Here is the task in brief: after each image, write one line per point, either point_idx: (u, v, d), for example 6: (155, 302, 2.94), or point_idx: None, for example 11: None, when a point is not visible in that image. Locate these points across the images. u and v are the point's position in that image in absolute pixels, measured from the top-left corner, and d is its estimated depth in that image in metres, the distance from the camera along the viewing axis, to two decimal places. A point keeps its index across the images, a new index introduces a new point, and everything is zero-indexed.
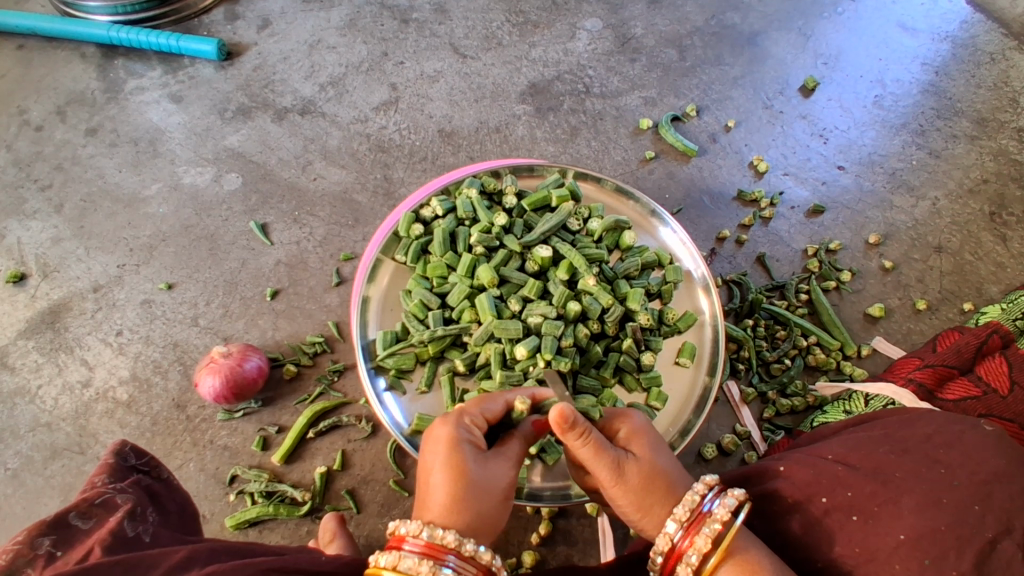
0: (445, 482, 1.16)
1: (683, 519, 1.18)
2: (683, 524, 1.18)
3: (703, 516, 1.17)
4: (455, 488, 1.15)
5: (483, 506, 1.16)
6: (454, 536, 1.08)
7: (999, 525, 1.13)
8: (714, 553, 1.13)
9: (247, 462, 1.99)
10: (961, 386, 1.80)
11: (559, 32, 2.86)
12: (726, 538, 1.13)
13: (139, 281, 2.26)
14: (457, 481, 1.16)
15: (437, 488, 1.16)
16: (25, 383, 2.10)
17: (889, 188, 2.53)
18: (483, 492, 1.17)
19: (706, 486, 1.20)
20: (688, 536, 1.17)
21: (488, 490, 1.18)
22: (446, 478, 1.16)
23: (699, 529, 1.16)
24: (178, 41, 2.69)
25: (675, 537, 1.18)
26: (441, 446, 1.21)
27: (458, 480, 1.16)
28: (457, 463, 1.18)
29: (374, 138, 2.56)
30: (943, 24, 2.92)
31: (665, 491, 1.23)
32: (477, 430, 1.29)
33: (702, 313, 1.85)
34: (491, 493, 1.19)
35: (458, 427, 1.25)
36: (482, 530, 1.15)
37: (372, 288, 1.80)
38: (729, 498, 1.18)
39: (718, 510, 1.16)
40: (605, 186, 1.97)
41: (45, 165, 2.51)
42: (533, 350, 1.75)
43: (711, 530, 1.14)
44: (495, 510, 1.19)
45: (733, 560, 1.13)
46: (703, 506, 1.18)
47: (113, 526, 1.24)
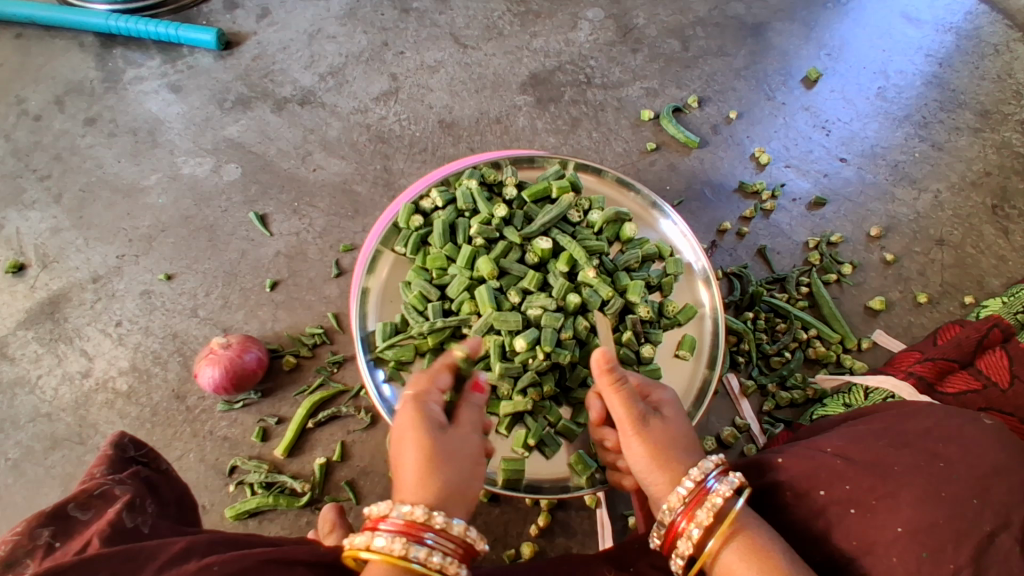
0: (414, 461, 1.17)
1: (686, 495, 1.19)
2: (685, 503, 1.18)
3: (704, 492, 1.18)
4: (424, 468, 1.16)
5: (463, 475, 1.19)
6: (424, 512, 1.08)
7: (997, 518, 1.12)
8: (715, 529, 1.15)
9: (247, 453, 1.99)
10: (960, 379, 1.80)
11: (560, 22, 2.84)
12: (727, 518, 1.15)
13: (139, 271, 2.26)
14: (425, 463, 1.16)
15: (408, 466, 1.17)
16: (24, 373, 2.11)
17: (891, 180, 2.52)
18: (457, 460, 1.19)
19: (709, 468, 1.20)
20: (689, 514, 1.17)
21: (464, 459, 1.20)
22: (414, 463, 1.16)
23: (701, 503, 1.17)
24: (176, 30, 2.67)
25: (676, 515, 1.19)
26: (404, 420, 1.24)
27: (428, 456, 1.17)
28: (427, 445, 1.18)
29: (374, 128, 2.55)
30: (948, 16, 2.90)
31: (678, 453, 1.27)
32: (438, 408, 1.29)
33: (702, 306, 1.85)
34: (459, 462, 1.20)
35: (421, 409, 1.25)
36: (456, 494, 1.16)
37: (371, 280, 1.79)
38: (730, 477, 1.19)
39: (721, 487, 1.18)
40: (606, 177, 1.94)
41: (44, 155, 2.50)
42: (533, 342, 1.75)
43: (714, 505, 1.16)
44: (469, 476, 1.20)
45: (735, 538, 1.14)
46: (706, 483, 1.19)
47: (112, 517, 1.23)
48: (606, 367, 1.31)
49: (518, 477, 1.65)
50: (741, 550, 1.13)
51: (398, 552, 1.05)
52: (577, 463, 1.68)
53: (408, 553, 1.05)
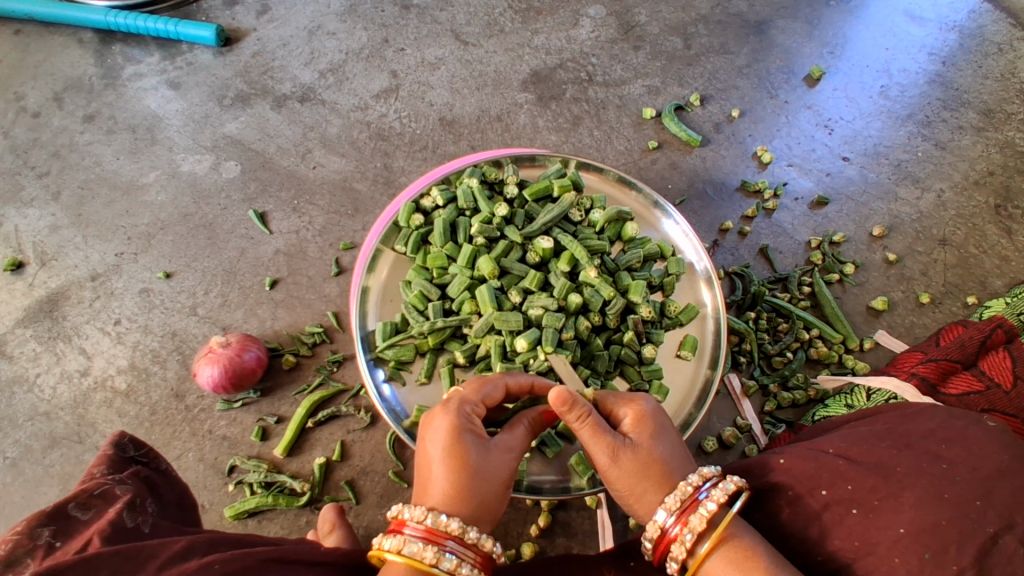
0: (447, 470, 1.13)
1: (677, 502, 1.17)
2: (676, 511, 1.17)
3: (696, 501, 1.17)
4: (456, 480, 1.13)
5: (496, 494, 1.17)
6: (460, 526, 1.08)
7: (1000, 520, 1.11)
8: (705, 537, 1.13)
9: (246, 452, 1.99)
10: (964, 380, 1.80)
11: (562, 19, 2.82)
12: (719, 525, 1.14)
13: (138, 269, 2.25)
14: (458, 475, 1.13)
15: (437, 473, 1.14)
16: (23, 372, 2.10)
17: (894, 179, 2.51)
18: (496, 478, 1.17)
19: (701, 477, 1.19)
20: (680, 523, 1.16)
21: (502, 480, 1.18)
22: (447, 473, 1.13)
23: (693, 510, 1.16)
24: (176, 27, 2.65)
25: (666, 523, 1.17)
26: (441, 423, 1.20)
27: (461, 470, 1.13)
28: (460, 457, 1.15)
29: (375, 125, 2.54)
30: (952, 14, 2.88)
31: (655, 482, 1.21)
32: (478, 420, 1.25)
33: (704, 306, 1.84)
34: (493, 483, 1.16)
35: (459, 417, 1.21)
36: (486, 513, 1.14)
37: (371, 279, 1.78)
38: (723, 484, 1.18)
39: (713, 494, 1.16)
40: (607, 175, 1.93)
41: (42, 152, 2.49)
42: (534, 342, 1.75)
43: (705, 511, 1.14)
44: (498, 496, 1.18)
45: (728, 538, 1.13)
46: (698, 491, 1.18)
47: (112, 517, 1.22)
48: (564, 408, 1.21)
49: (517, 477, 1.65)
50: (731, 553, 1.11)
51: (422, 560, 1.04)
52: (577, 464, 1.68)
53: (437, 563, 1.04)
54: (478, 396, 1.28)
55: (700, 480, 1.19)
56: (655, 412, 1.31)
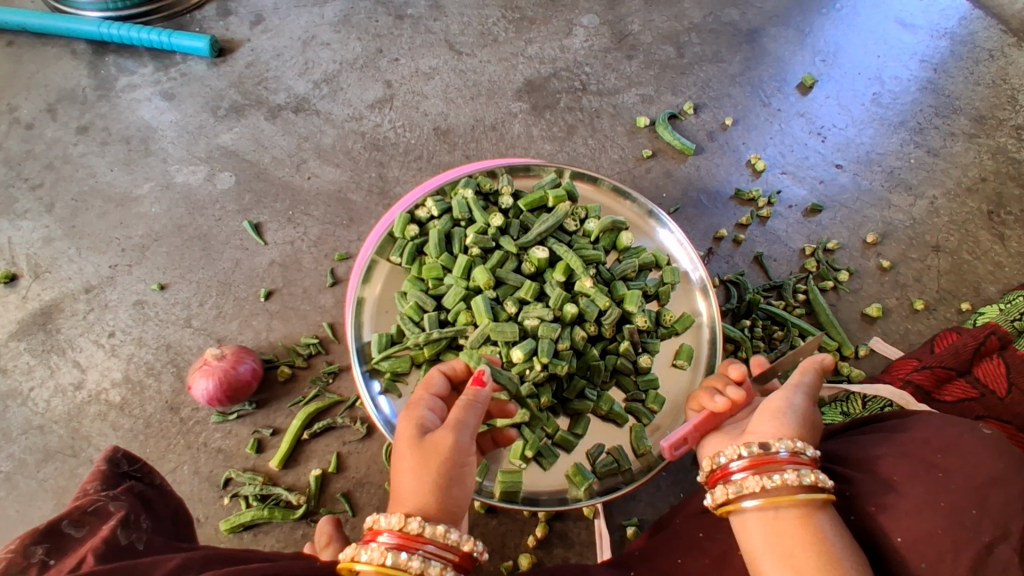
0: (399, 472, 1.18)
1: (761, 454, 1.16)
2: (753, 458, 1.16)
3: (778, 464, 1.14)
4: (407, 475, 1.16)
5: (435, 470, 1.15)
6: (399, 518, 1.08)
7: (996, 529, 1.10)
8: (762, 495, 1.12)
9: (241, 465, 1.98)
10: (959, 388, 1.82)
11: (556, 29, 2.83)
12: (783, 496, 1.11)
13: (132, 281, 2.24)
14: (407, 470, 1.16)
15: (395, 477, 1.18)
16: (16, 385, 2.09)
17: (887, 186, 2.52)
18: (431, 454, 1.17)
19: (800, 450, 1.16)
20: (750, 472, 1.15)
21: (437, 454, 1.17)
22: (401, 474, 1.17)
23: (768, 472, 1.13)
24: (169, 38, 2.65)
25: (738, 458, 1.18)
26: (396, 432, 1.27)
27: (407, 464, 1.17)
28: (404, 453, 1.19)
29: (369, 135, 2.54)
30: (942, 21, 2.90)
31: (797, 426, 1.23)
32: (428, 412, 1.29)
33: (699, 315, 1.85)
34: (439, 460, 1.16)
35: (405, 418, 1.27)
36: (442, 494, 1.14)
37: (366, 290, 1.78)
38: (809, 475, 1.12)
39: (796, 474, 1.11)
40: (601, 185, 1.94)
41: (35, 164, 2.48)
42: (530, 353, 1.73)
43: (777, 481, 1.11)
44: (452, 472, 1.17)
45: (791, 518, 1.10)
46: (787, 459, 1.14)
47: (106, 534, 1.21)
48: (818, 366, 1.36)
49: (515, 490, 1.63)
50: (777, 524, 1.10)
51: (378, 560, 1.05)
52: (574, 475, 1.69)
53: (389, 561, 1.04)
54: (426, 392, 1.35)
55: (794, 452, 1.15)
56: None
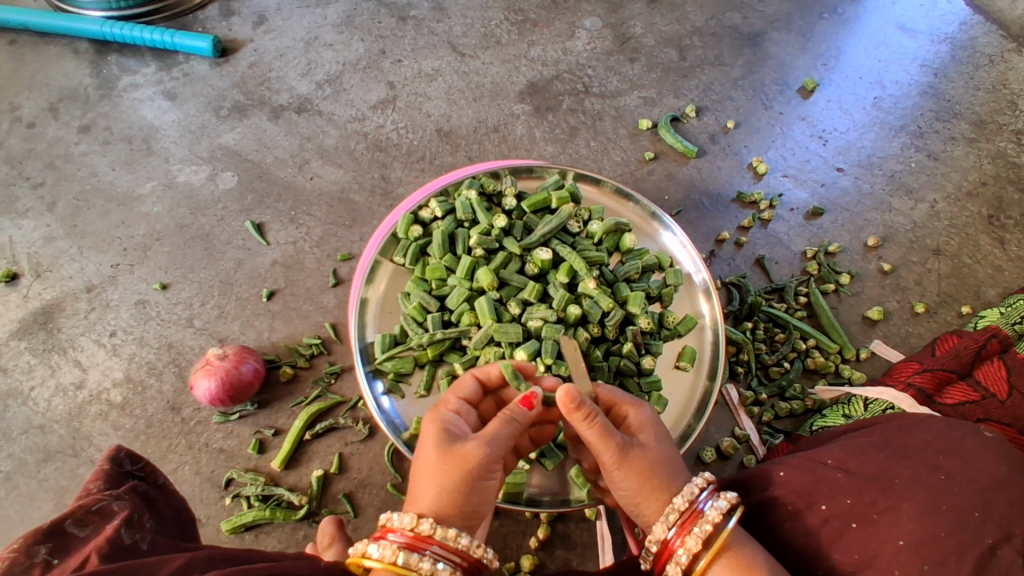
0: (426, 472, 1.17)
1: (675, 517, 1.17)
2: (677, 523, 1.17)
3: (696, 515, 1.16)
4: (432, 482, 1.16)
5: (458, 482, 1.15)
6: (411, 519, 1.10)
7: (998, 531, 1.11)
8: (704, 552, 1.13)
9: (243, 466, 1.97)
10: (959, 391, 1.82)
11: (558, 31, 2.84)
12: (715, 540, 1.13)
13: (133, 281, 2.24)
14: (432, 476, 1.16)
15: (421, 476, 1.18)
16: (17, 384, 2.08)
17: (888, 190, 2.53)
18: (458, 463, 1.16)
19: (701, 486, 1.20)
20: (680, 536, 1.16)
21: (464, 464, 1.16)
22: (425, 475, 1.17)
23: (691, 528, 1.15)
24: (172, 38, 2.65)
25: (666, 535, 1.18)
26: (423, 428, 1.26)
27: (437, 468, 1.16)
28: (430, 456, 1.19)
29: (372, 136, 2.54)
30: (942, 26, 2.91)
31: (665, 485, 1.23)
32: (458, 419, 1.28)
33: (702, 317, 1.85)
34: (460, 472, 1.16)
35: (435, 422, 1.26)
36: (459, 508, 1.16)
37: (370, 290, 1.78)
38: (721, 499, 1.17)
39: (713, 507, 1.16)
40: (605, 187, 1.94)
41: (37, 163, 2.48)
42: (533, 354, 1.74)
43: (702, 530, 1.14)
44: (473, 488, 1.17)
45: (728, 554, 1.13)
46: (697, 504, 1.17)
47: (110, 534, 1.20)
48: (573, 407, 1.18)
49: (518, 490, 1.65)
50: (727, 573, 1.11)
51: (391, 559, 1.07)
52: (577, 476, 1.67)
53: (400, 560, 1.06)
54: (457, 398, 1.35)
55: (703, 488, 1.20)
56: (654, 419, 1.32)
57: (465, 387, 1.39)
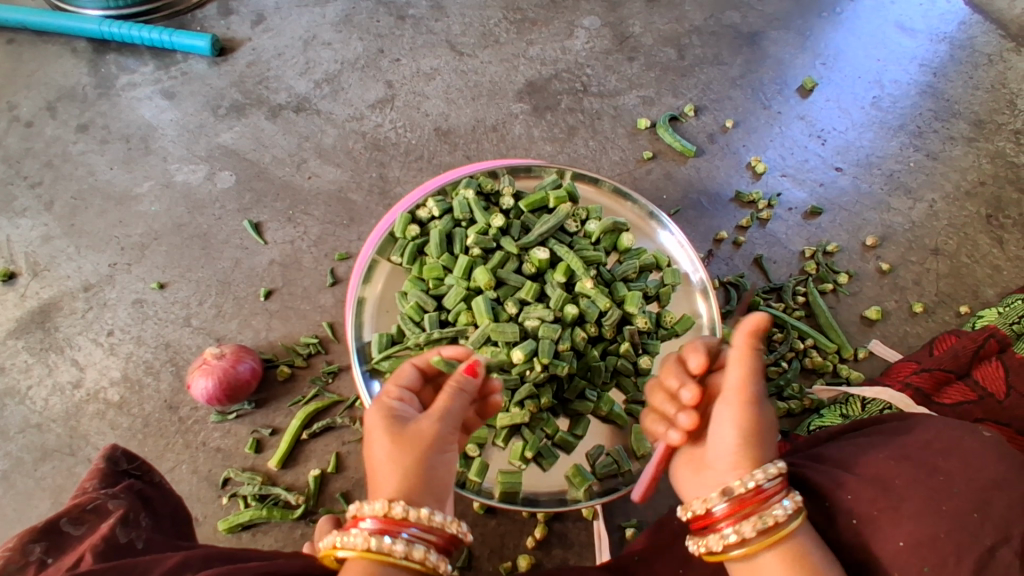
0: (383, 455, 1.15)
1: (739, 496, 1.11)
2: (734, 501, 1.12)
3: (761, 503, 1.10)
4: (393, 465, 1.13)
5: (419, 458, 1.14)
6: (381, 504, 1.08)
7: (998, 532, 1.10)
8: (751, 541, 1.09)
9: (240, 465, 1.97)
10: (958, 391, 1.82)
11: (557, 30, 2.83)
12: (770, 536, 1.09)
13: (131, 280, 2.23)
14: (392, 460, 1.13)
15: (378, 462, 1.15)
16: (14, 384, 2.08)
17: (886, 190, 2.53)
18: (414, 443, 1.15)
19: (774, 474, 1.12)
20: (734, 517, 1.11)
21: (421, 442, 1.16)
22: (384, 459, 1.14)
23: (751, 515, 1.10)
24: (170, 36, 2.65)
25: (722, 507, 1.13)
26: (372, 416, 1.23)
27: (394, 450, 1.14)
28: (388, 440, 1.16)
29: (370, 136, 2.54)
30: (941, 25, 2.91)
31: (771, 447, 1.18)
32: (404, 401, 1.27)
33: (700, 317, 1.85)
34: (418, 449, 1.15)
35: (382, 408, 1.24)
36: (425, 486, 1.14)
37: (367, 290, 1.78)
38: (790, 501, 1.11)
39: (779, 506, 1.10)
40: (603, 186, 1.94)
41: (35, 162, 2.47)
42: (530, 354, 1.72)
43: (762, 523, 1.09)
44: (434, 464, 1.16)
45: (779, 548, 1.09)
46: (764, 492, 1.11)
47: (105, 532, 1.20)
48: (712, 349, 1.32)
49: (514, 490, 1.65)
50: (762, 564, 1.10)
51: (367, 547, 1.04)
52: (575, 475, 1.68)
53: (375, 546, 1.04)
54: (399, 381, 1.33)
55: (773, 477, 1.12)
56: None
57: (405, 370, 1.37)
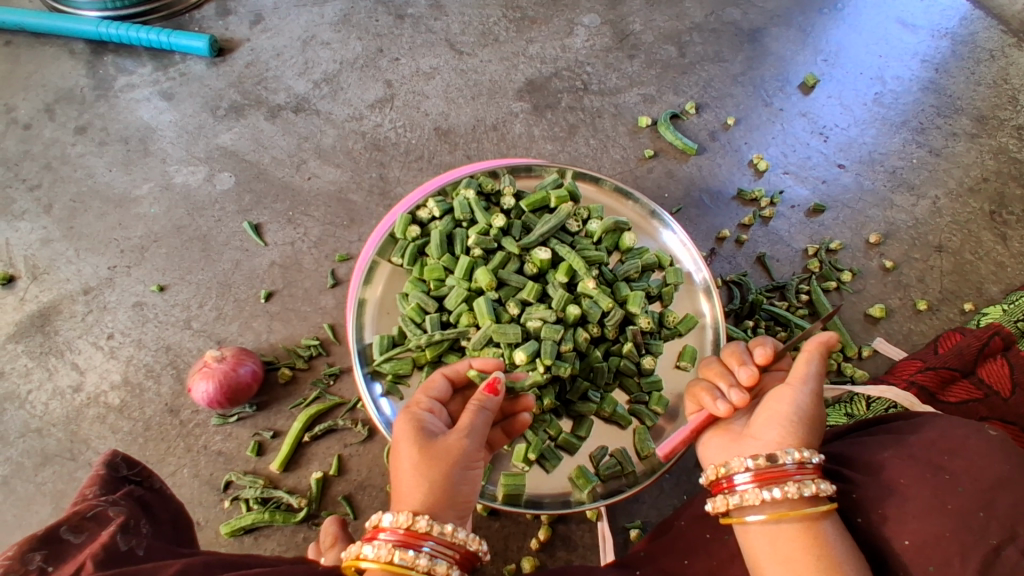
0: (408, 466, 1.14)
1: (762, 464, 1.13)
2: (757, 471, 1.13)
3: (783, 478, 1.11)
4: (419, 478, 1.13)
5: (446, 472, 1.14)
6: (406, 517, 1.07)
7: (1003, 532, 1.07)
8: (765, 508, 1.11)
9: (242, 468, 1.97)
10: (963, 389, 1.81)
11: (557, 28, 2.82)
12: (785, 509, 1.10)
13: (130, 282, 2.22)
14: (419, 472, 1.13)
15: (403, 472, 1.14)
16: (14, 388, 2.07)
17: (889, 187, 2.51)
18: (442, 458, 1.14)
19: (803, 456, 1.12)
20: (754, 483, 1.13)
21: (449, 457, 1.15)
22: (410, 471, 1.14)
23: (770, 485, 1.11)
24: (168, 37, 2.63)
25: (742, 470, 1.15)
26: (400, 426, 1.22)
27: (421, 462, 1.14)
28: (416, 452, 1.15)
29: (369, 136, 2.53)
30: (943, 21, 2.89)
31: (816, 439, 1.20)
32: (432, 415, 1.27)
33: (702, 317, 1.85)
34: (446, 464, 1.14)
35: (411, 419, 1.23)
36: (448, 501, 1.13)
37: (368, 291, 1.78)
38: (815, 484, 1.10)
39: (798, 485, 1.10)
40: (604, 185, 1.93)
41: (34, 164, 2.46)
42: (532, 355, 1.71)
43: (779, 495, 1.10)
44: (459, 480, 1.15)
45: (794, 525, 1.09)
46: (788, 469, 1.12)
47: (106, 539, 1.19)
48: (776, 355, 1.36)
49: (518, 492, 1.64)
50: (778, 535, 1.09)
51: (389, 559, 1.05)
52: (577, 477, 1.68)
53: (396, 559, 1.04)
54: (429, 393, 1.33)
55: (800, 462, 1.12)
56: None
57: (435, 383, 1.37)
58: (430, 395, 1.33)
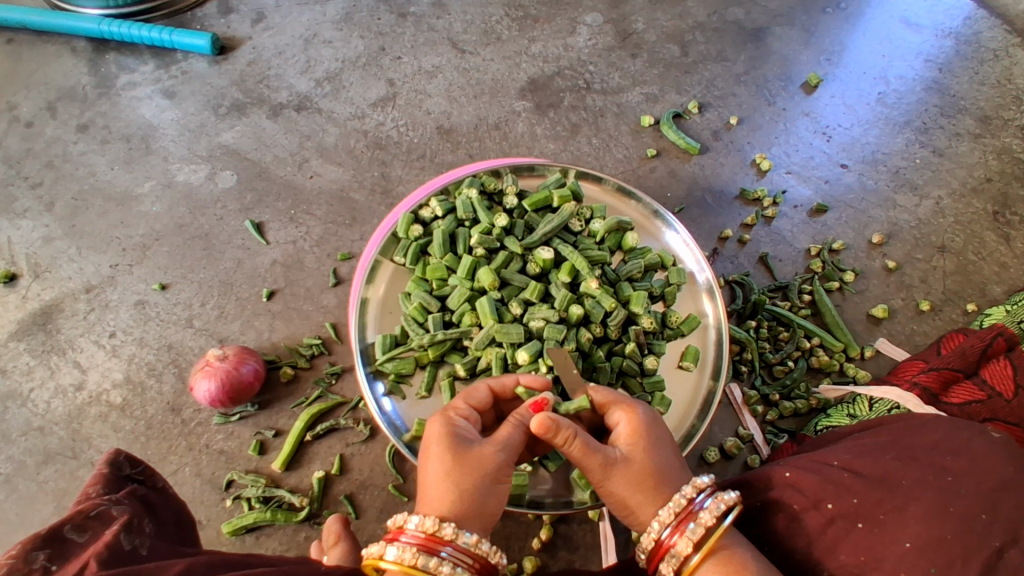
0: (436, 470, 1.15)
1: (673, 512, 1.17)
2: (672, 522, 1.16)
3: (692, 513, 1.16)
4: (445, 483, 1.14)
5: (474, 482, 1.14)
6: (432, 521, 1.08)
7: (1006, 534, 1.09)
8: (698, 550, 1.14)
9: (244, 467, 1.96)
10: (965, 390, 1.80)
11: (560, 27, 2.81)
12: (708, 539, 1.14)
13: (133, 281, 2.22)
14: (446, 477, 1.14)
15: (431, 475, 1.16)
16: (16, 386, 2.07)
17: (892, 187, 2.51)
18: (472, 467, 1.15)
19: (696, 487, 1.19)
20: (676, 534, 1.15)
21: (481, 468, 1.15)
22: (437, 475, 1.15)
23: (686, 528, 1.15)
24: (170, 35, 2.63)
25: (660, 534, 1.17)
26: (434, 427, 1.23)
27: (450, 468, 1.14)
28: (445, 457, 1.16)
29: (372, 134, 2.52)
30: (947, 20, 2.88)
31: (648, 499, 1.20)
32: (467, 422, 1.27)
33: (706, 317, 1.83)
34: (475, 475, 1.15)
35: (447, 423, 1.23)
36: (472, 511, 1.13)
37: (371, 290, 1.76)
38: (720, 500, 1.17)
39: (708, 508, 1.16)
40: (607, 185, 1.92)
41: (36, 162, 2.46)
42: (535, 355, 1.73)
43: (698, 529, 1.14)
44: (487, 492, 1.15)
45: (717, 555, 1.13)
46: (693, 503, 1.17)
47: (109, 539, 1.19)
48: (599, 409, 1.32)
49: (519, 493, 1.64)
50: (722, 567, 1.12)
51: (411, 563, 1.06)
52: (579, 479, 1.66)
53: (418, 563, 1.05)
54: (468, 401, 1.33)
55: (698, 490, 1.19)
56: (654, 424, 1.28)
57: (476, 392, 1.36)
58: (468, 403, 1.33)
